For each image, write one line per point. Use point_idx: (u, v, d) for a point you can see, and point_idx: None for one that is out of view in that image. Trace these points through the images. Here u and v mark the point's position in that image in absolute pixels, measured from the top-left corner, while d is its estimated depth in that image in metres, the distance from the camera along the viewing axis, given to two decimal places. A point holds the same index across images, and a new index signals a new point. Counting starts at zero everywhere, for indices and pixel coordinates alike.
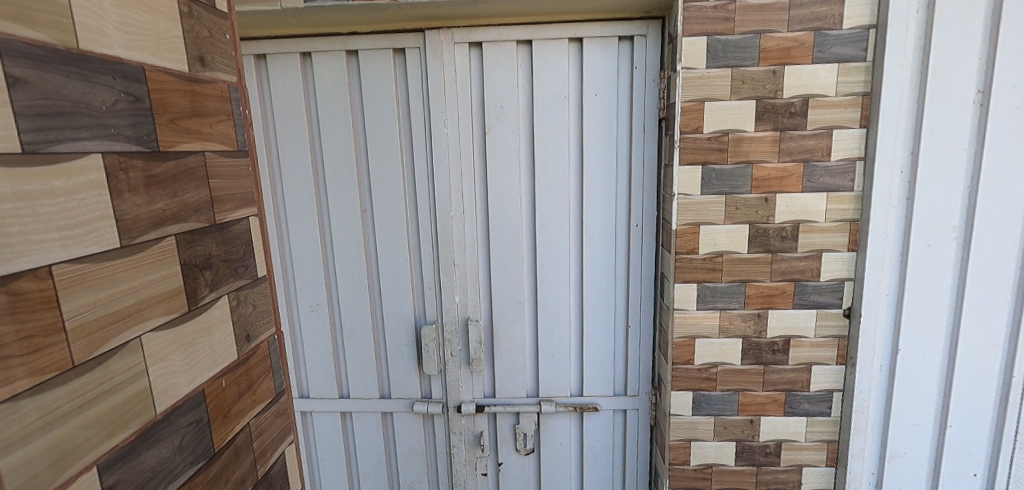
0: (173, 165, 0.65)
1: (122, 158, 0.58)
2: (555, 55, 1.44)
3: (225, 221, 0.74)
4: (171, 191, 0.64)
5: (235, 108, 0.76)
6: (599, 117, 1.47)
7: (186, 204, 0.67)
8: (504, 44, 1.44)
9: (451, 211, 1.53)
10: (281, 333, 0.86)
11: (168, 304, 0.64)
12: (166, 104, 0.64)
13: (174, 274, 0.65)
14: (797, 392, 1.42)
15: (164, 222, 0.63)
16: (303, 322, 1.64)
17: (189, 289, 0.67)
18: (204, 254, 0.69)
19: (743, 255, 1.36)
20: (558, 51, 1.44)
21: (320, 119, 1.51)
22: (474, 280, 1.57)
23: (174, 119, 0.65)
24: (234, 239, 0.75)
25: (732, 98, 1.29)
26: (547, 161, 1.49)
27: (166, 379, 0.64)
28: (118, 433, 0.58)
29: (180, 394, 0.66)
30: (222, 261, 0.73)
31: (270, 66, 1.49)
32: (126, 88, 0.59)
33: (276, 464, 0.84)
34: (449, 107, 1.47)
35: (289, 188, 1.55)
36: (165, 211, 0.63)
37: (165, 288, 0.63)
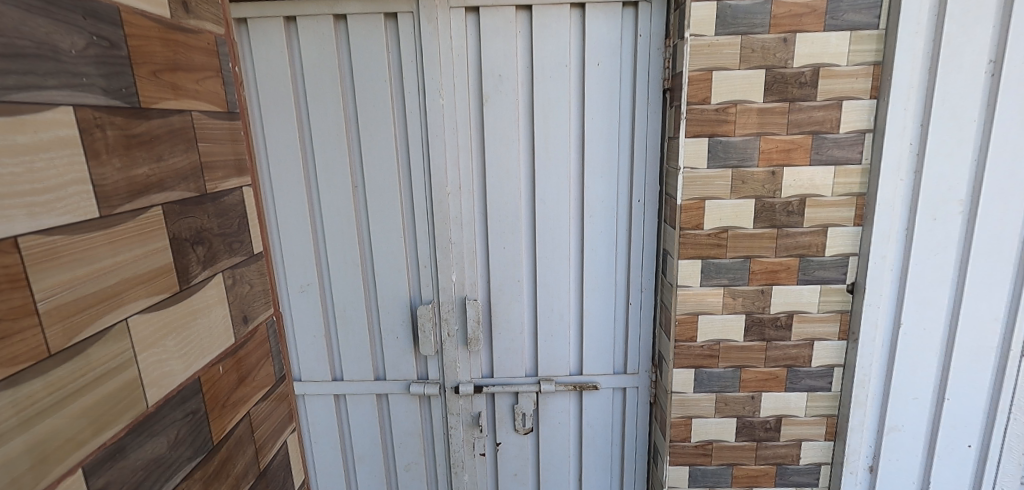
0: (156, 125, 0.58)
1: (98, 113, 0.51)
2: (556, 22, 1.37)
3: (217, 191, 0.68)
4: (154, 154, 0.58)
5: (224, 64, 0.70)
6: (601, 88, 1.41)
7: (172, 170, 0.60)
8: (502, 9, 1.36)
9: (447, 187, 1.47)
10: (280, 315, 0.82)
11: (156, 283, 0.58)
12: (145, 53, 0.57)
13: (160, 250, 0.59)
14: (799, 368, 1.41)
15: (148, 190, 0.57)
16: (293, 304, 1.58)
17: (179, 266, 0.61)
18: (194, 227, 0.64)
19: (748, 231, 1.33)
20: (559, 18, 1.37)
21: (308, 89, 1.42)
22: (472, 258, 1.52)
23: (155, 71, 0.58)
24: (227, 212, 0.70)
25: (742, 67, 1.24)
26: (546, 134, 1.44)
27: (158, 367, 0.58)
28: (108, 429, 0.52)
29: (173, 383, 0.60)
30: (215, 236, 0.68)
31: (252, 31, 1.39)
32: (98, 30, 0.51)
33: (278, 455, 0.81)
34: (444, 77, 1.40)
35: (275, 163, 1.47)
36: (148, 177, 0.57)
37: (151, 266, 0.57)
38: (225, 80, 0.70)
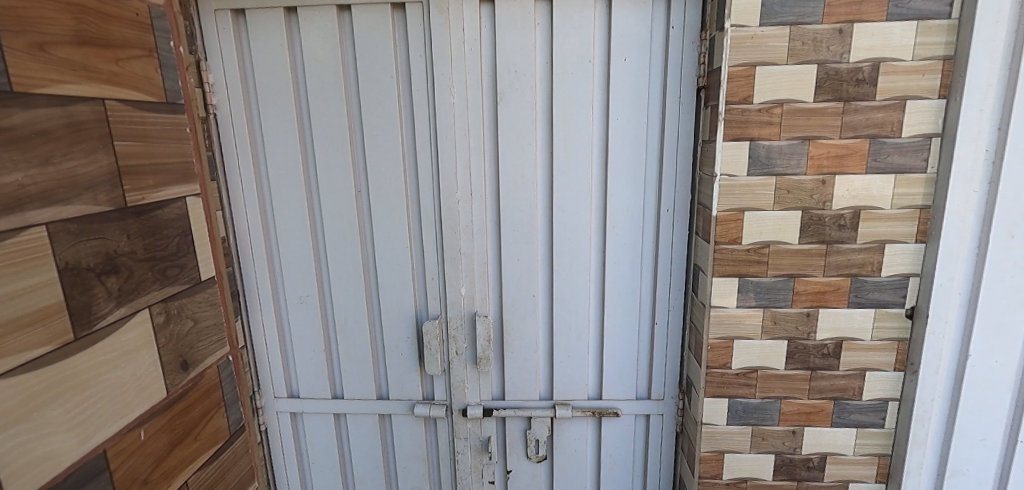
0: (44, 118, 0.59)
1: None
2: (579, 13, 1.24)
3: (147, 203, 0.71)
4: (41, 157, 0.58)
5: (159, 42, 0.74)
6: (627, 86, 1.28)
7: (65, 173, 0.61)
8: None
9: (457, 192, 1.35)
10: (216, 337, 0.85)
11: (30, 336, 0.57)
12: (20, 16, 0.57)
13: (49, 286, 0.59)
14: (847, 401, 1.26)
15: (24, 203, 0.57)
16: (292, 316, 1.48)
17: (81, 301, 0.62)
18: (107, 256, 0.65)
19: (793, 246, 1.18)
20: (582, 8, 1.24)
21: (308, 86, 1.32)
22: (483, 270, 1.40)
23: (38, 48, 0.59)
24: (157, 232, 0.73)
25: (789, 62, 1.10)
26: (566, 136, 1.31)
27: (41, 439, 0.59)
28: None
29: (67, 461, 0.61)
30: (139, 260, 0.69)
31: (250, 22, 1.29)
32: None
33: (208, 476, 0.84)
34: (455, 73, 1.28)
35: (273, 165, 1.37)
36: (23, 184, 0.57)
37: (25, 310, 0.57)
38: (161, 61, 0.75)
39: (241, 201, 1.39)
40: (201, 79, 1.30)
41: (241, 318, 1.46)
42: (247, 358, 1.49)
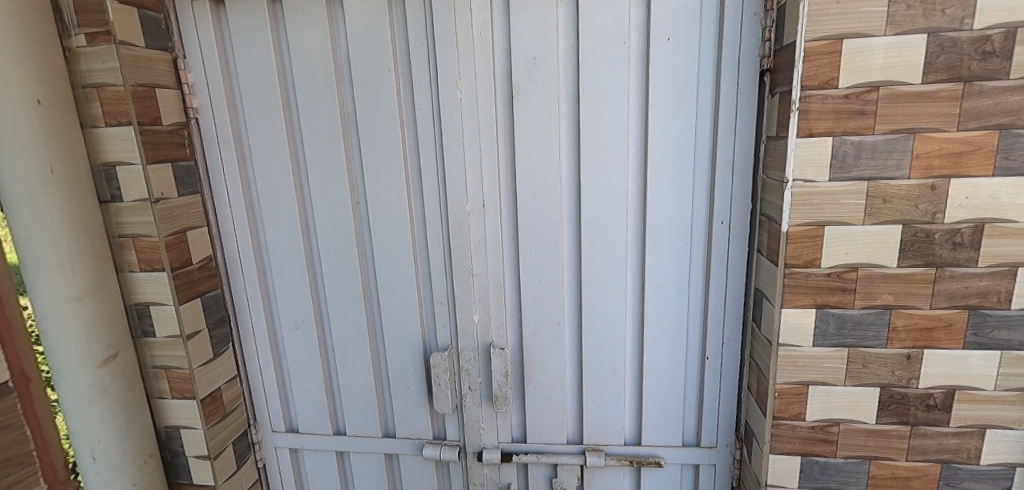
0: None
1: None
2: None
3: None
4: None
5: None
6: (671, 71, 1.04)
7: None
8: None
9: (466, 204, 1.15)
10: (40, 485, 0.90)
11: None
12: None
13: None
14: (959, 465, 0.98)
15: None
16: (288, 343, 1.32)
17: None
18: None
19: (889, 270, 0.92)
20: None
21: (297, 84, 1.15)
22: (499, 294, 1.19)
23: None
24: None
25: (888, 33, 0.85)
26: (595, 135, 1.09)
27: None
28: None
29: None
30: None
31: (231, 13, 1.13)
32: None
33: None
34: (462, 62, 1.08)
35: (262, 176, 1.21)
36: None
37: None
38: None
39: (229, 216, 1.25)
40: (180, 80, 1.15)
41: (233, 345, 1.32)
42: (242, 389, 1.34)
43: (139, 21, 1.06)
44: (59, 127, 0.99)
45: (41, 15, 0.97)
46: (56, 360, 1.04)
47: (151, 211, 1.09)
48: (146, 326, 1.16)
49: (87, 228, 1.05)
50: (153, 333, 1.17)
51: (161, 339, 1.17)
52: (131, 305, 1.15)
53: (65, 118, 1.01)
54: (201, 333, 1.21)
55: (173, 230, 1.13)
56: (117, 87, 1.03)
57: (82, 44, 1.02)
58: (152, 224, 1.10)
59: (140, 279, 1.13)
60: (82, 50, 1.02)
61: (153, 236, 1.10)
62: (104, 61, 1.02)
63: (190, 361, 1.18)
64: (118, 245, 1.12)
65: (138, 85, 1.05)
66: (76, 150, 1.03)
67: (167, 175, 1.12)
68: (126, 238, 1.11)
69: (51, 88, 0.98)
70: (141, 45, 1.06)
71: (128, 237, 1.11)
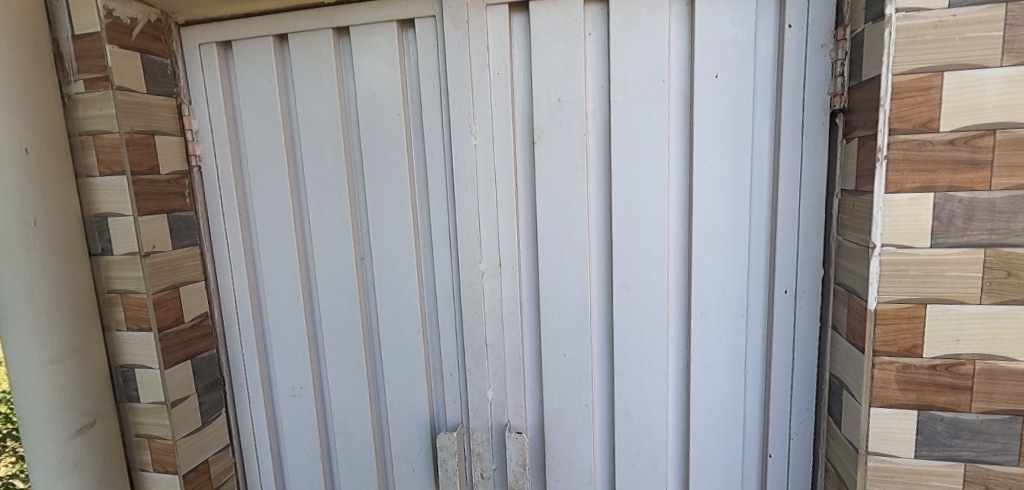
0: None
1: None
2: (647, 15, 0.88)
3: None
4: None
5: None
6: (720, 111, 0.89)
7: None
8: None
9: (480, 262, 1.00)
10: None
11: None
12: None
13: None
14: None
15: None
16: (284, 411, 1.19)
17: None
18: None
19: (1018, 365, 0.71)
20: (652, 6, 0.88)
21: (302, 129, 1.06)
22: (517, 366, 1.03)
23: None
24: None
25: (1005, 63, 0.67)
26: (629, 184, 0.93)
27: None
28: None
29: None
30: None
31: (237, 56, 1.07)
32: None
33: None
34: (478, 105, 0.96)
35: (263, 227, 1.12)
36: None
37: None
38: None
39: (228, 270, 1.15)
40: (184, 126, 1.09)
41: (227, 411, 1.19)
42: (234, 460, 1.21)
43: (142, 67, 1.01)
44: (48, 178, 0.93)
45: (38, 61, 0.92)
46: (29, 428, 0.95)
47: (140, 266, 1.00)
48: (131, 390, 1.06)
49: (71, 284, 0.97)
50: (137, 399, 1.06)
51: (146, 405, 1.06)
52: (116, 367, 1.06)
53: (57, 166, 0.95)
54: (190, 398, 1.09)
55: (166, 285, 1.04)
56: (112, 134, 0.97)
57: (81, 90, 0.97)
58: (141, 280, 1.01)
59: (128, 340, 1.04)
60: (80, 97, 0.97)
61: (141, 292, 1.01)
62: (100, 108, 0.97)
63: (173, 431, 1.06)
64: (106, 302, 1.03)
65: (134, 132, 0.98)
66: (66, 201, 0.97)
67: (162, 227, 1.04)
68: (115, 294, 1.03)
69: (43, 137, 0.93)
70: (141, 90, 1.00)
71: (116, 293, 1.03)
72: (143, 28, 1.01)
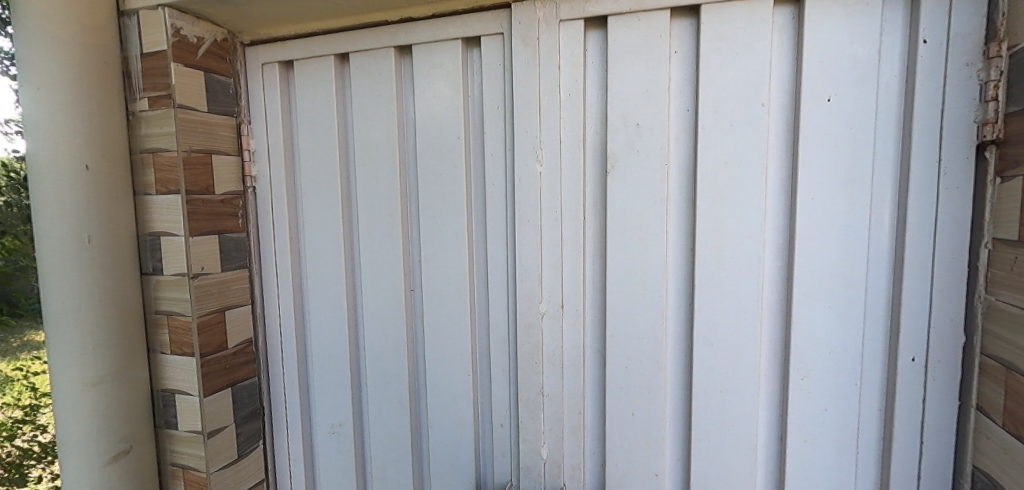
0: None
1: None
2: (745, 31, 0.77)
3: None
4: None
5: None
6: (832, 141, 0.75)
7: None
8: (647, 14, 0.81)
9: (540, 303, 0.90)
10: None
11: None
12: None
13: None
14: None
15: None
16: (321, 447, 1.12)
17: None
18: None
19: None
20: (751, 20, 0.77)
21: (358, 151, 1.01)
22: (576, 423, 0.91)
23: None
24: None
25: None
26: (716, 223, 0.80)
27: None
28: None
29: None
30: None
31: (298, 75, 1.04)
32: None
33: None
34: (545, 129, 0.87)
35: (313, 251, 1.07)
36: None
37: None
38: None
39: (275, 295, 1.10)
40: (242, 146, 1.07)
41: (264, 442, 1.13)
42: None
43: (205, 85, 0.99)
44: (105, 194, 0.92)
45: (106, 79, 0.93)
46: (66, 451, 0.92)
47: (187, 287, 0.97)
48: (169, 416, 1.02)
49: (119, 303, 0.95)
50: (175, 425, 1.02)
51: (183, 434, 1.02)
52: (158, 391, 1.02)
53: (116, 184, 0.94)
54: (227, 429, 1.04)
55: (212, 308, 1.00)
56: (171, 152, 0.95)
57: (144, 108, 0.96)
58: (187, 302, 0.97)
59: (171, 363, 1.00)
60: (143, 115, 0.97)
61: (187, 315, 0.98)
62: (161, 125, 0.95)
63: (208, 464, 1.01)
64: (153, 323, 1.01)
65: (193, 151, 0.96)
66: (122, 219, 0.95)
67: (213, 248, 1.00)
68: (161, 315, 1.00)
69: (104, 154, 0.92)
70: (203, 108, 0.99)
71: (163, 314, 1.00)
72: (209, 47, 1.00)
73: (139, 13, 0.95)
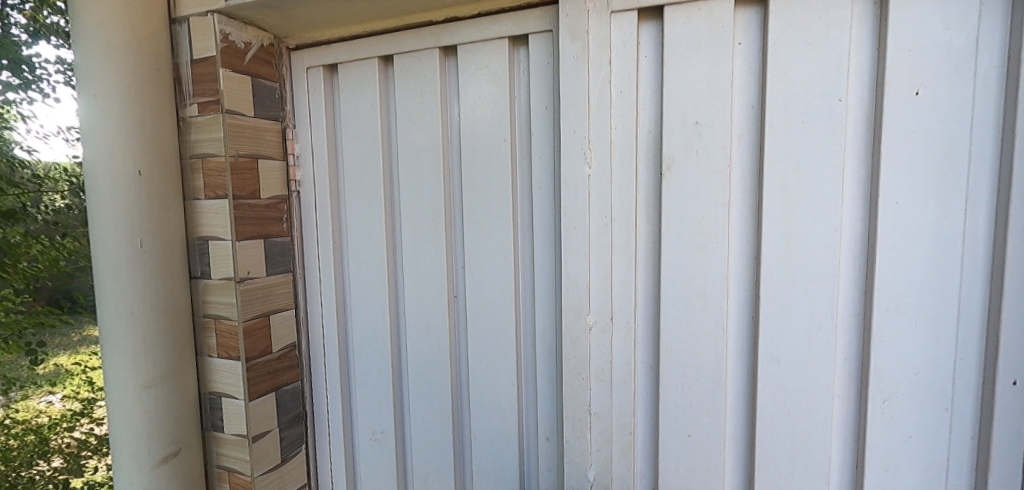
0: None
1: None
2: (822, 19, 0.71)
3: None
4: None
5: None
6: (920, 141, 0.68)
7: None
8: (709, 4, 0.75)
9: (587, 315, 0.85)
10: None
11: None
12: None
13: None
14: None
15: None
16: (364, 454, 1.11)
17: None
18: None
19: None
20: (827, 7, 0.70)
21: (401, 155, 1.00)
22: (626, 444, 0.86)
23: None
24: None
25: None
26: (785, 230, 0.74)
27: None
28: None
29: None
30: None
31: (343, 79, 1.03)
32: None
33: None
34: (595, 128, 0.82)
35: (356, 257, 1.06)
36: None
37: None
38: None
39: (318, 300, 1.10)
40: (287, 150, 1.07)
41: (307, 447, 1.13)
42: None
43: (252, 90, 1.00)
44: (156, 200, 0.93)
45: (159, 87, 0.94)
46: (120, 452, 0.94)
47: (234, 292, 0.97)
48: (216, 419, 1.03)
49: (169, 308, 0.96)
50: (222, 428, 1.03)
51: (229, 437, 1.02)
52: (205, 394, 1.03)
53: (167, 190, 0.95)
54: (271, 433, 1.04)
55: (257, 313, 1.00)
56: (219, 157, 0.96)
57: (194, 114, 0.97)
58: (234, 306, 0.98)
59: (218, 366, 1.01)
60: (193, 120, 0.98)
61: (233, 319, 0.98)
62: (210, 131, 0.96)
63: (252, 467, 1.01)
64: (201, 326, 1.02)
65: (240, 155, 0.96)
66: (173, 224, 0.97)
67: (258, 252, 1.00)
68: (209, 319, 1.01)
69: (157, 160, 0.93)
70: (250, 113, 0.99)
71: (211, 318, 1.00)
72: (257, 52, 1.00)
73: (190, 20, 0.96)
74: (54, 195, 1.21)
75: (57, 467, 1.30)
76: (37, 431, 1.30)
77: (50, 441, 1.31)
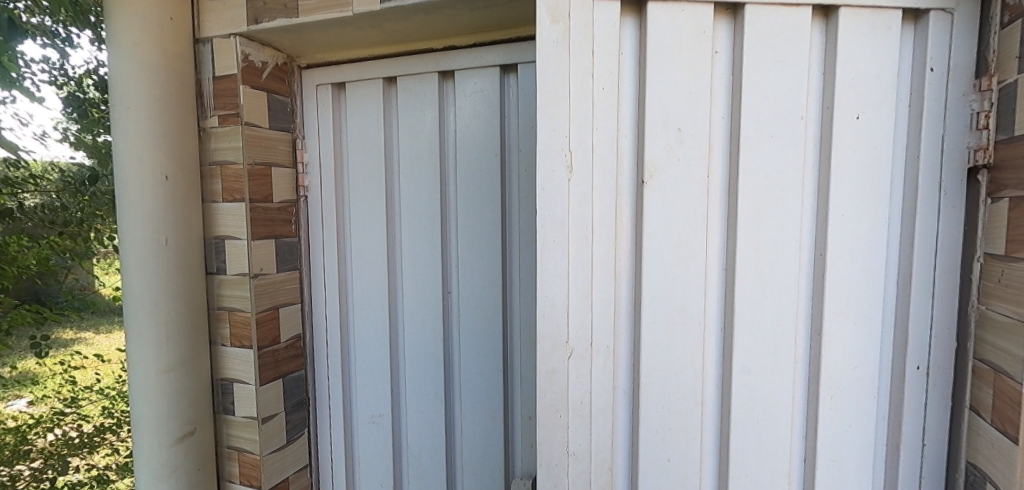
0: None
1: None
2: (782, 36, 0.77)
3: None
4: None
5: None
6: (858, 159, 0.78)
7: None
8: (690, 6, 0.78)
9: (565, 343, 0.81)
10: None
11: None
12: None
13: None
14: None
15: None
16: (360, 437, 1.22)
17: None
18: None
19: None
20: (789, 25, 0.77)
21: (403, 165, 1.12)
22: (605, 483, 0.84)
23: None
24: None
25: None
26: (756, 238, 0.80)
27: None
28: None
29: None
30: None
31: (350, 96, 1.15)
32: None
33: None
34: (575, 127, 0.79)
35: (360, 258, 1.18)
36: None
37: None
38: None
39: (323, 296, 1.21)
40: (296, 158, 1.17)
41: (309, 431, 1.23)
42: (311, 480, 1.24)
43: (268, 104, 1.11)
44: (178, 202, 1.03)
45: (184, 101, 1.04)
46: (139, 432, 1.04)
47: (247, 286, 1.07)
48: (227, 403, 1.13)
49: (190, 300, 1.06)
50: (232, 411, 1.12)
51: (239, 419, 1.11)
52: (218, 380, 1.13)
53: (189, 193, 1.05)
54: (278, 416, 1.14)
55: (267, 306, 1.11)
56: (237, 165, 1.06)
57: (214, 125, 1.08)
58: (248, 299, 1.08)
59: (230, 355, 1.10)
60: (213, 131, 1.08)
61: (247, 311, 1.08)
62: (229, 141, 1.06)
63: (261, 447, 1.10)
64: (215, 317, 1.11)
65: (256, 163, 1.07)
66: (194, 225, 1.06)
67: (270, 251, 1.11)
68: (223, 311, 1.10)
69: (182, 166, 1.04)
70: (264, 125, 1.09)
71: (225, 309, 1.10)
72: (272, 70, 1.11)
73: (213, 42, 1.07)
74: (23, 195, 1.38)
75: (44, 465, 1.56)
76: (18, 431, 1.57)
77: (34, 438, 1.59)
